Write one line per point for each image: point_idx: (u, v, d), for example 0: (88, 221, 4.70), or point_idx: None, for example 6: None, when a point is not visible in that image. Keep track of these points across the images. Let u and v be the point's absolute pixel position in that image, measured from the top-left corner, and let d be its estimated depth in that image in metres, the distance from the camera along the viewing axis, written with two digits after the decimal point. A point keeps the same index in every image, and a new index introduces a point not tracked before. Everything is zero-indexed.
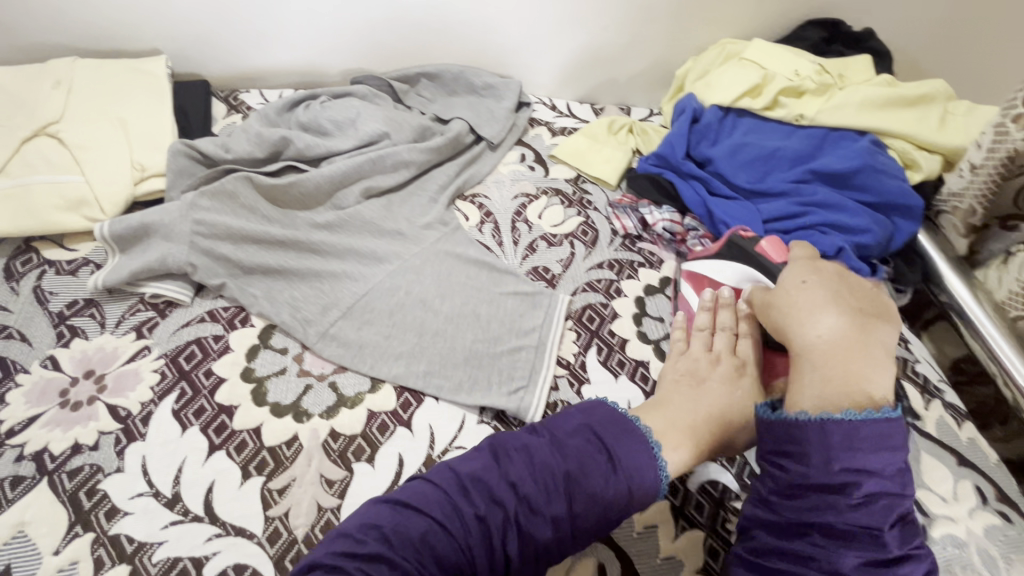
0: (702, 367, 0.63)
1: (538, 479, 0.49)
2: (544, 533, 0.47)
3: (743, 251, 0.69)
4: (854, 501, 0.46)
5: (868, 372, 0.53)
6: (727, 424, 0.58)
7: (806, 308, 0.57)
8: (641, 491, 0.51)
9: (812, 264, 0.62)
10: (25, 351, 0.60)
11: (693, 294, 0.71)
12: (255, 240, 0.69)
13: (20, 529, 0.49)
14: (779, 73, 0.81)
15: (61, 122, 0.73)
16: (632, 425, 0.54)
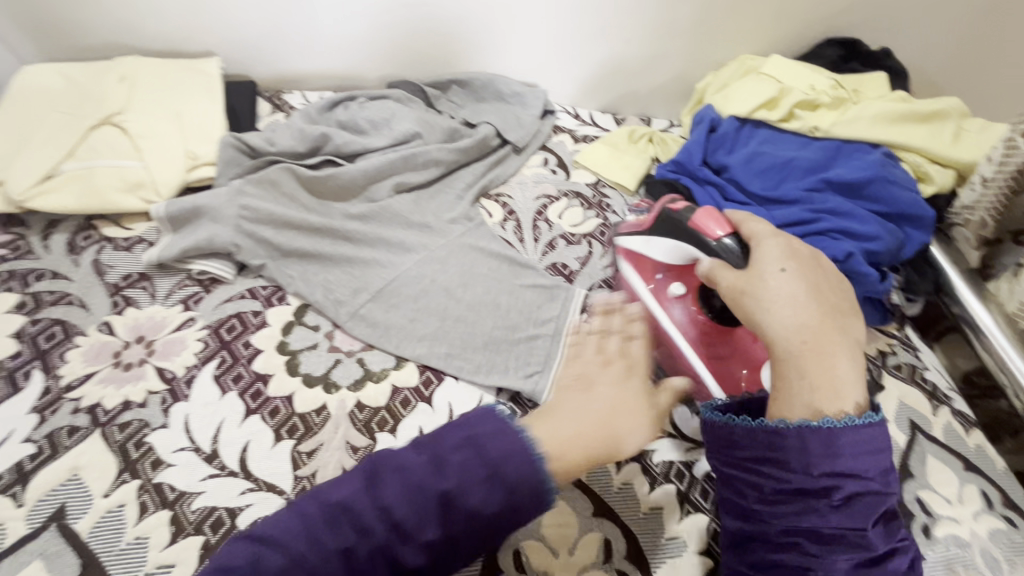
0: (593, 368, 0.53)
1: (410, 505, 0.40)
2: (417, 561, 0.40)
3: (678, 225, 0.65)
4: (837, 503, 0.43)
5: (841, 373, 0.47)
6: (612, 429, 0.49)
7: (782, 299, 0.51)
8: (529, 509, 0.42)
9: (789, 249, 0.55)
10: (84, 316, 0.65)
11: (634, 273, 0.72)
12: (295, 227, 0.74)
13: (74, 472, 0.53)
14: (795, 87, 0.84)
15: (124, 113, 0.79)
16: (522, 435, 0.44)
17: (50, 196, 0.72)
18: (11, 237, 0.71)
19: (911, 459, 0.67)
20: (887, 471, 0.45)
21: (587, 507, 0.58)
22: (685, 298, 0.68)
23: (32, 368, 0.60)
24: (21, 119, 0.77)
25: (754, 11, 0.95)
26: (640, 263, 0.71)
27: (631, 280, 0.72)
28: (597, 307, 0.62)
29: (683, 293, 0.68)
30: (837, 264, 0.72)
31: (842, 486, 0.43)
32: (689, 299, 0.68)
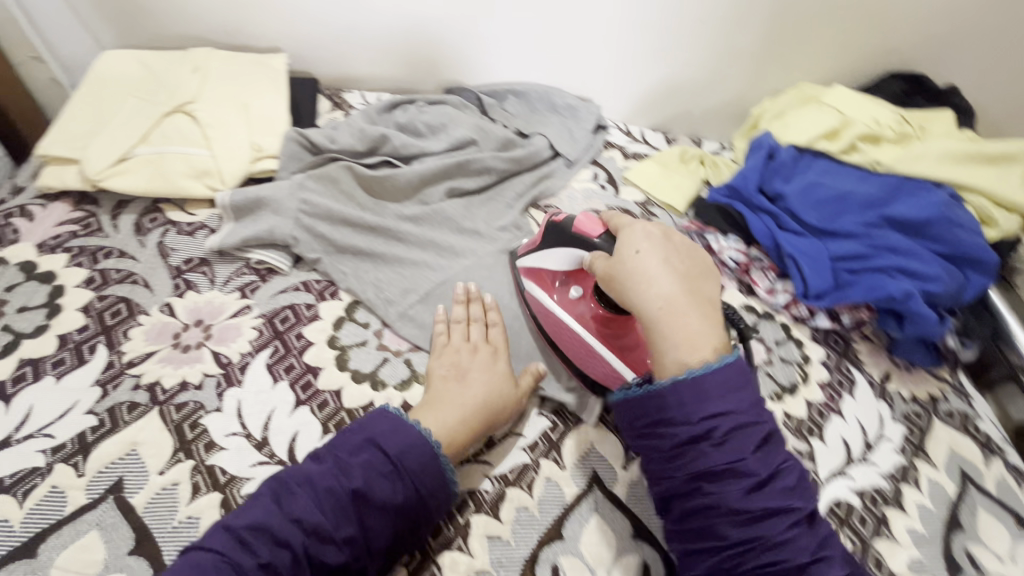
0: (464, 359, 0.64)
1: (324, 510, 0.49)
2: (335, 558, 0.48)
3: (566, 234, 0.63)
4: (716, 442, 0.46)
5: (694, 328, 0.50)
6: (495, 408, 0.60)
7: (643, 276, 0.52)
8: (436, 494, 0.53)
9: (652, 220, 0.57)
10: (147, 296, 0.67)
11: (537, 288, 0.70)
12: (350, 224, 0.75)
13: (132, 448, 0.55)
14: (858, 119, 0.83)
15: (196, 102, 0.82)
16: (412, 431, 0.54)
17: (123, 178, 0.75)
18: (82, 213, 0.74)
19: (961, 511, 0.65)
20: (758, 403, 0.49)
21: (627, 528, 0.57)
22: (585, 298, 0.66)
23: (97, 342, 0.62)
24: (100, 102, 0.81)
25: (815, 41, 0.94)
26: (541, 277, 0.70)
27: (536, 295, 0.70)
28: (466, 297, 0.70)
29: (583, 293, 0.67)
30: (894, 302, 0.71)
31: (718, 429, 0.47)
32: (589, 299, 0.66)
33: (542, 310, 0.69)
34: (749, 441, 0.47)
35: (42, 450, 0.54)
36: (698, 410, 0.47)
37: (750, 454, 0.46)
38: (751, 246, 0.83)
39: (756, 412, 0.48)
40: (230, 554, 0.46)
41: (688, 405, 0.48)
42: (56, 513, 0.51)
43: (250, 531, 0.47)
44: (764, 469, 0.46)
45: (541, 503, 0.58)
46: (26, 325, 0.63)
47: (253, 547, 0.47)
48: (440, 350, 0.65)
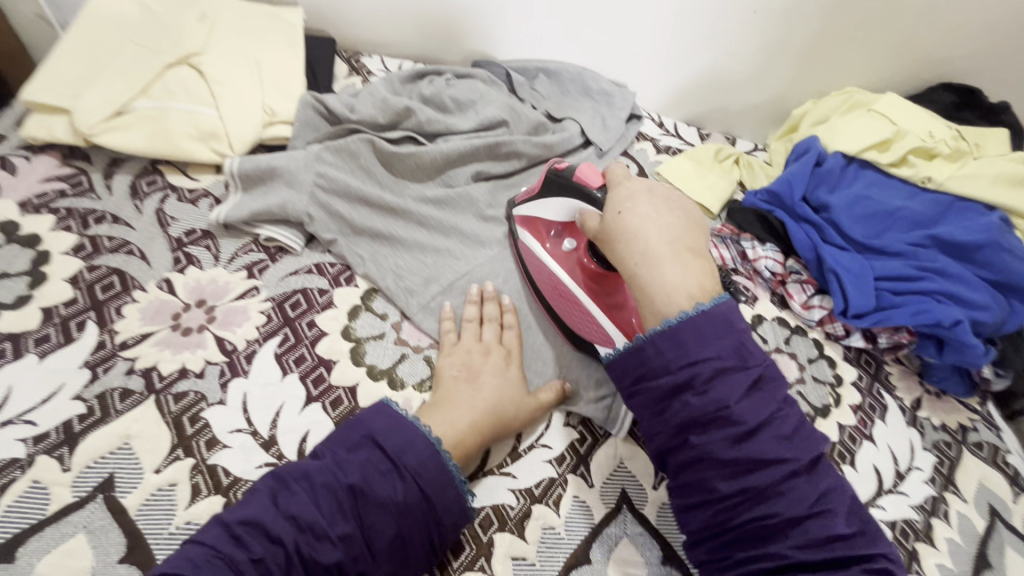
0: (476, 360, 0.59)
1: (320, 505, 0.44)
2: (331, 557, 0.43)
3: (566, 184, 0.60)
4: (698, 391, 0.44)
5: (668, 280, 0.48)
6: (506, 414, 0.56)
7: (627, 233, 0.51)
8: (445, 497, 0.48)
9: (640, 181, 0.54)
10: (144, 269, 0.61)
11: (529, 236, 0.67)
12: (369, 204, 0.69)
13: (126, 441, 0.50)
14: (912, 131, 0.79)
15: (203, 55, 0.74)
16: (416, 429, 0.49)
17: (119, 134, 0.67)
18: (72, 170, 0.67)
19: (990, 547, 0.63)
20: (745, 347, 0.45)
21: (657, 554, 0.53)
22: (579, 254, 0.64)
23: (86, 318, 0.56)
24: (93, 46, 0.72)
25: (870, 43, 0.84)
26: (536, 226, 0.67)
27: (528, 243, 0.67)
28: (481, 297, 0.65)
29: (577, 249, 0.64)
30: (939, 328, 0.68)
31: (699, 377, 0.44)
32: (583, 254, 0.64)
33: (531, 260, 0.67)
34: (734, 388, 0.43)
35: (23, 439, 0.49)
36: (676, 356, 0.45)
37: (738, 402, 0.43)
38: (789, 256, 0.79)
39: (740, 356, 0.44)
40: (222, 550, 0.42)
41: (666, 353, 0.45)
42: (38, 512, 0.46)
43: (244, 526, 0.43)
44: (752, 415, 0.43)
45: (568, 522, 0.54)
46: (6, 294, 0.57)
47: (246, 542, 0.42)
48: (449, 349, 0.61)
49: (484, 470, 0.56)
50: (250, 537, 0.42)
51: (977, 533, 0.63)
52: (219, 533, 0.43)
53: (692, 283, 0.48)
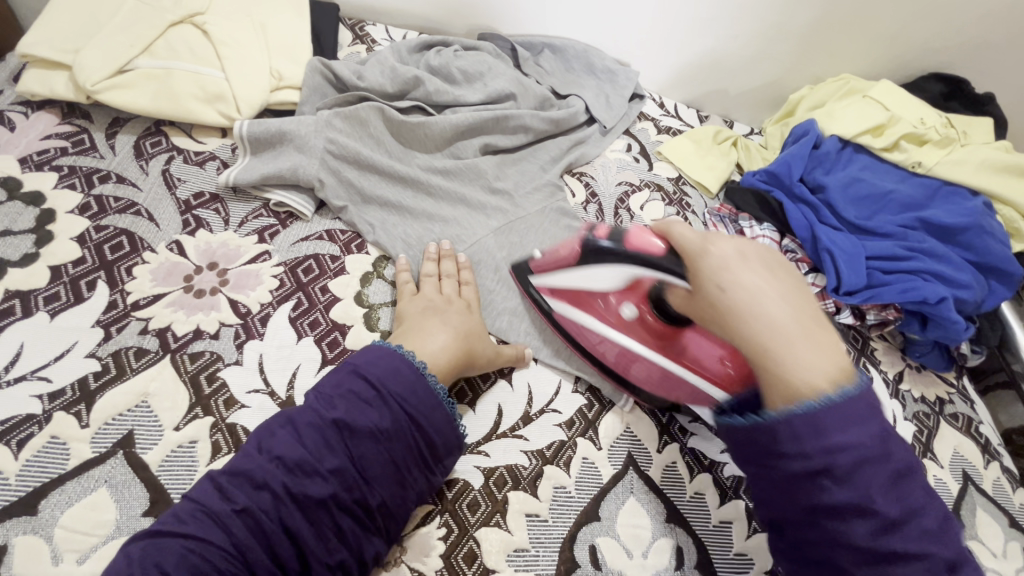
0: (439, 308, 0.59)
1: (304, 446, 0.46)
2: (323, 491, 0.45)
3: (623, 253, 0.55)
4: (838, 480, 0.40)
5: (807, 363, 0.42)
6: (476, 355, 0.57)
7: (743, 305, 0.44)
8: (434, 418, 0.50)
9: (727, 241, 0.48)
10: (153, 231, 0.60)
11: (573, 309, 0.64)
12: (378, 172, 0.69)
13: (144, 399, 0.50)
14: (905, 117, 0.82)
15: (207, 14, 0.72)
16: (399, 359, 0.51)
17: (123, 93, 0.66)
18: (74, 129, 0.66)
19: (962, 508, 0.68)
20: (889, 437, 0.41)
21: (661, 511, 0.56)
22: (642, 318, 0.60)
23: (96, 278, 0.55)
24: (91, 0, 0.70)
25: (866, 31, 0.86)
26: (578, 297, 0.63)
27: (574, 317, 0.64)
28: (438, 255, 0.65)
29: (638, 312, 0.60)
30: (925, 305, 0.71)
31: (840, 464, 0.40)
32: (646, 317, 0.60)
33: (586, 336, 0.63)
34: (878, 480, 0.40)
35: (38, 396, 0.48)
36: (815, 442, 0.40)
37: (881, 492, 0.40)
38: (785, 235, 0.81)
39: (885, 446, 0.40)
40: (207, 504, 0.43)
41: (804, 439, 0.41)
42: (57, 467, 0.45)
43: (230, 478, 0.44)
44: (895, 508, 0.40)
45: (578, 482, 0.56)
46: (11, 252, 0.56)
47: (231, 494, 0.44)
48: (409, 298, 0.61)
49: (498, 433, 0.57)
50: (234, 488, 0.44)
51: (951, 496, 0.68)
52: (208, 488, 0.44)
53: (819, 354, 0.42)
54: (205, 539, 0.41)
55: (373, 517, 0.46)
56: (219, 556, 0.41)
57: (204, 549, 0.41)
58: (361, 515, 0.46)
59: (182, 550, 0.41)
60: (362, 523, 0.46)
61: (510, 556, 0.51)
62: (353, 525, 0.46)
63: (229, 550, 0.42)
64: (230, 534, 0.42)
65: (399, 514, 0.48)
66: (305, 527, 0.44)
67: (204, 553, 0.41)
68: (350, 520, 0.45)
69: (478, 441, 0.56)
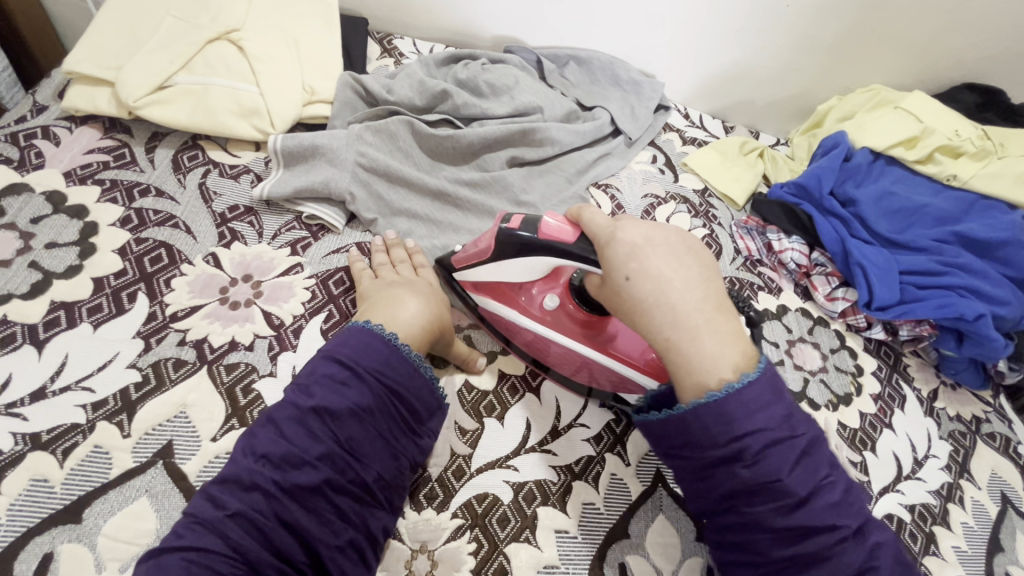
0: (398, 284, 0.59)
1: (289, 438, 0.45)
2: (314, 479, 0.44)
3: (534, 244, 0.53)
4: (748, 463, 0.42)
5: (709, 352, 0.44)
6: (441, 327, 0.57)
7: (653, 302, 0.46)
8: (414, 388, 0.51)
9: (633, 230, 0.48)
10: (190, 243, 0.61)
11: (496, 304, 0.62)
12: (408, 185, 0.69)
13: (182, 410, 0.51)
14: (939, 128, 0.80)
15: (242, 31, 0.73)
16: (367, 335, 0.50)
17: (162, 108, 0.68)
18: (115, 143, 0.68)
19: (1001, 532, 0.66)
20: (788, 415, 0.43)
21: (691, 529, 0.55)
22: (565, 307, 0.60)
23: (136, 290, 0.57)
24: (133, 19, 0.72)
25: (897, 42, 0.85)
26: (501, 291, 0.62)
27: (498, 312, 0.63)
28: (386, 246, 0.65)
29: (560, 301, 0.61)
30: (962, 322, 0.70)
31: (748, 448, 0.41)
32: (569, 306, 0.60)
33: (513, 331, 0.62)
34: (785, 460, 0.42)
35: (82, 406, 0.50)
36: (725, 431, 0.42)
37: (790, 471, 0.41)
38: (814, 248, 0.80)
39: (790, 426, 0.42)
40: (201, 514, 0.42)
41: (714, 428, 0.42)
42: (101, 476, 0.47)
43: (220, 486, 0.43)
44: (804, 485, 0.41)
45: (607, 498, 0.55)
46: (57, 264, 0.57)
47: (221, 499, 0.42)
48: (369, 281, 0.61)
49: (527, 447, 0.57)
50: (224, 494, 0.42)
51: (990, 520, 0.66)
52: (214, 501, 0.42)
53: (719, 344, 0.45)
54: (203, 549, 0.40)
55: (373, 493, 0.47)
56: (221, 563, 0.40)
57: (206, 560, 0.40)
58: (361, 494, 0.46)
59: (181, 562, 0.39)
60: (363, 501, 0.46)
61: (541, 573, 0.51)
62: (355, 506, 0.46)
63: (230, 555, 0.40)
64: (230, 540, 0.41)
65: (396, 483, 0.49)
66: (307, 519, 0.43)
67: (208, 563, 0.39)
68: (352, 502, 0.46)
69: (507, 456, 0.56)
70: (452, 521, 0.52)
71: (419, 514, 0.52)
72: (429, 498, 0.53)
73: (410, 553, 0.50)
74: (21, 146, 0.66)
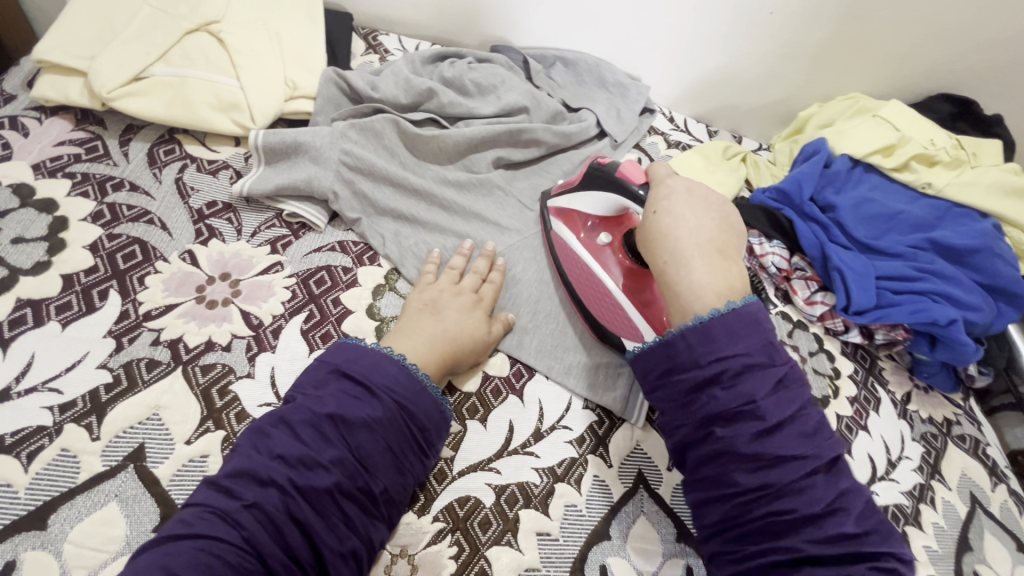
0: (445, 296, 0.60)
1: (303, 441, 0.45)
2: (326, 482, 0.43)
3: (609, 179, 0.60)
4: (725, 386, 0.42)
5: (700, 284, 0.46)
6: (460, 349, 0.57)
7: (668, 229, 0.50)
8: (425, 407, 0.50)
9: (680, 178, 0.53)
10: (165, 240, 0.60)
11: (564, 228, 0.68)
12: (392, 183, 0.68)
13: (155, 411, 0.49)
14: (915, 138, 0.82)
15: (222, 23, 0.72)
16: (378, 352, 0.51)
17: (139, 100, 0.66)
18: (87, 135, 0.66)
19: (970, 532, 0.67)
20: (770, 350, 0.44)
21: (671, 531, 0.55)
22: (615, 251, 0.64)
23: (108, 287, 0.55)
24: (107, 8, 0.70)
25: (877, 52, 0.87)
26: (571, 218, 0.67)
27: (563, 234, 0.68)
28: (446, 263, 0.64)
29: (612, 243, 0.64)
30: (935, 327, 0.71)
31: (728, 372, 0.42)
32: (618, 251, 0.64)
33: (566, 254, 0.67)
34: (762, 386, 0.42)
35: (49, 407, 0.48)
36: (708, 353, 0.44)
37: (765, 398, 0.42)
38: (794, 253, 0.81)
39: (767, 355, 0.43)
40: (217, 505, 0.41)
41: (697, 348, 0.44)
42: (68, 481, 0.45)
43: (233, 479, 0.42)
44: (776, 412, 0.41)
45: (589, 501, 0.55)
46: (23, 260, 0.56)
47: (237, 490, 0.42)
48: (425, 287, 0.61)
49: (509, 449, 0.57)
50: (240, 485, 0.42)
51: (960, 520, 0.67)
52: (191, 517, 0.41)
53: (711, 281, 0.46)
54: (216, 537, 0.39)
55: (378, 504, 0.46)
56: (231, 553, 0.39)
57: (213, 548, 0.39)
58: (367, 503, 0.45)
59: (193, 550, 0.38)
60: (367, 510, 0.45)
61: None
62: (361, 514, 0.45)
63: (242, 546, 0.39)
64: (242, 530, 0.40)
65: (399, 498, 0.48)
66: (316, 519, 0.43)
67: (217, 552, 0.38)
68: (358, 509, 0.45)
69: (489, 459, 0.56)
70: (434, 525, 0.51)
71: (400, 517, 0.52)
72: (411, 502, 0.52)
73: (390, 558, 0.50)
74: None
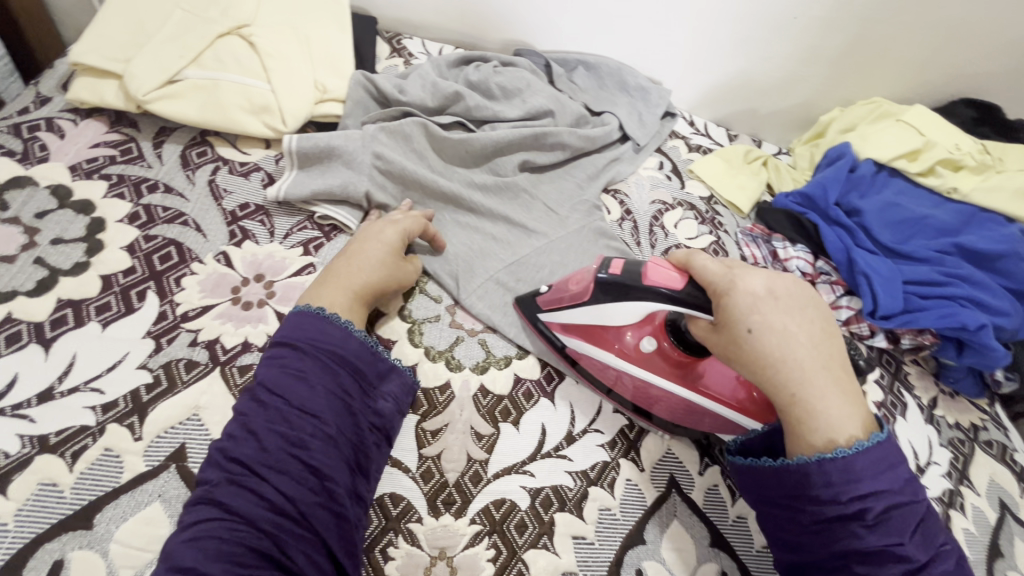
0: (354, 238, 0.61)
1: (245, 413, 0.46)
2: (274, 439, 0.45)
3: (636, 291, 0.53)
4: (870, 524, 0.42)
5: (837, 413, 0.44)
6: (378, 287, 0.58)
7: (782, 353, 0.44)
8: (355, 351, 0.52)
9: (755, 277, 0.47)
10: (200, 242, 0.60)
11: (591, 346, 0.60)
12: (422, 188, 0.69)
13: (195, 412, 0.49)
14: (940, 142, 0.82)
15: (252, 26, 0.72)
16: (298, 315, 0.52)
17: (172, 103, 0.67)
18: (121, 137, 0.67)
19: (1001, 539, 0.67)
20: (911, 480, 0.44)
21: (704, 535, 0.55)
22: (662, 350, 0.58)
23: (145, 288, 0.56)
24: (140, 11, 0.71)
25: (900, 56, 0.86)
26: (593, 333, 0.60)
27: (589, 352, 0.60)
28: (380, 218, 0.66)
29: (655, 342, 0.59)
30: (964, 332, 0.71)
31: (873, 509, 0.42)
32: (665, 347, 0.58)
33: (610, 376, 0.60)
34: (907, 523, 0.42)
35: (91, 407, 0.48)
36: (852, 490, 0.42)
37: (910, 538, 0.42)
38: (818, 257, 0.80)
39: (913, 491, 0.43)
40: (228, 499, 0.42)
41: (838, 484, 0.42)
42: (112, 480, 0.45)
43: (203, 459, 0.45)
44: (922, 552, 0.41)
45: (623, 504, 0.55)
46: (62, 261, 0.56)
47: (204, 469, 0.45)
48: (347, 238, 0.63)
49: (542, 452, 0.57)
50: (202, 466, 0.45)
51: (990, 526, 0.67)
52: (208, 506, 0.42)
53: (843, 406, 0.44)
54: (211, 518, 0.41)
55: (339, 446, 0.47)
56: (226, 530, 0.41)
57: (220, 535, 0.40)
58: (326, 446, 0.46)
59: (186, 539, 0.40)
60: (333, 454, 0.46)
61: None
62: (324, 459, 0.45)
63: (230, 518, 0.42)
64: (228, 507, 0.42)
65: (360, 440, 0.48)
66: (277, 474, 0.44)
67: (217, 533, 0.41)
68: (320, 456, 0.45)
69: (523, 461, 0.56)
70: (470, 527, 0.51)
71: (436, 519, 0.52)
72: (447, 504, 0.52)
73: (429, 560, 0.50)
74: (24, 138, 0.64)
